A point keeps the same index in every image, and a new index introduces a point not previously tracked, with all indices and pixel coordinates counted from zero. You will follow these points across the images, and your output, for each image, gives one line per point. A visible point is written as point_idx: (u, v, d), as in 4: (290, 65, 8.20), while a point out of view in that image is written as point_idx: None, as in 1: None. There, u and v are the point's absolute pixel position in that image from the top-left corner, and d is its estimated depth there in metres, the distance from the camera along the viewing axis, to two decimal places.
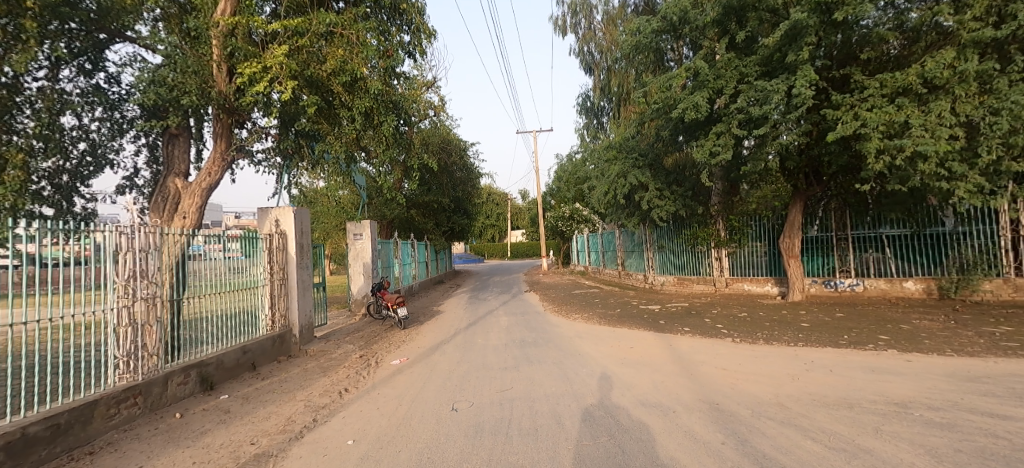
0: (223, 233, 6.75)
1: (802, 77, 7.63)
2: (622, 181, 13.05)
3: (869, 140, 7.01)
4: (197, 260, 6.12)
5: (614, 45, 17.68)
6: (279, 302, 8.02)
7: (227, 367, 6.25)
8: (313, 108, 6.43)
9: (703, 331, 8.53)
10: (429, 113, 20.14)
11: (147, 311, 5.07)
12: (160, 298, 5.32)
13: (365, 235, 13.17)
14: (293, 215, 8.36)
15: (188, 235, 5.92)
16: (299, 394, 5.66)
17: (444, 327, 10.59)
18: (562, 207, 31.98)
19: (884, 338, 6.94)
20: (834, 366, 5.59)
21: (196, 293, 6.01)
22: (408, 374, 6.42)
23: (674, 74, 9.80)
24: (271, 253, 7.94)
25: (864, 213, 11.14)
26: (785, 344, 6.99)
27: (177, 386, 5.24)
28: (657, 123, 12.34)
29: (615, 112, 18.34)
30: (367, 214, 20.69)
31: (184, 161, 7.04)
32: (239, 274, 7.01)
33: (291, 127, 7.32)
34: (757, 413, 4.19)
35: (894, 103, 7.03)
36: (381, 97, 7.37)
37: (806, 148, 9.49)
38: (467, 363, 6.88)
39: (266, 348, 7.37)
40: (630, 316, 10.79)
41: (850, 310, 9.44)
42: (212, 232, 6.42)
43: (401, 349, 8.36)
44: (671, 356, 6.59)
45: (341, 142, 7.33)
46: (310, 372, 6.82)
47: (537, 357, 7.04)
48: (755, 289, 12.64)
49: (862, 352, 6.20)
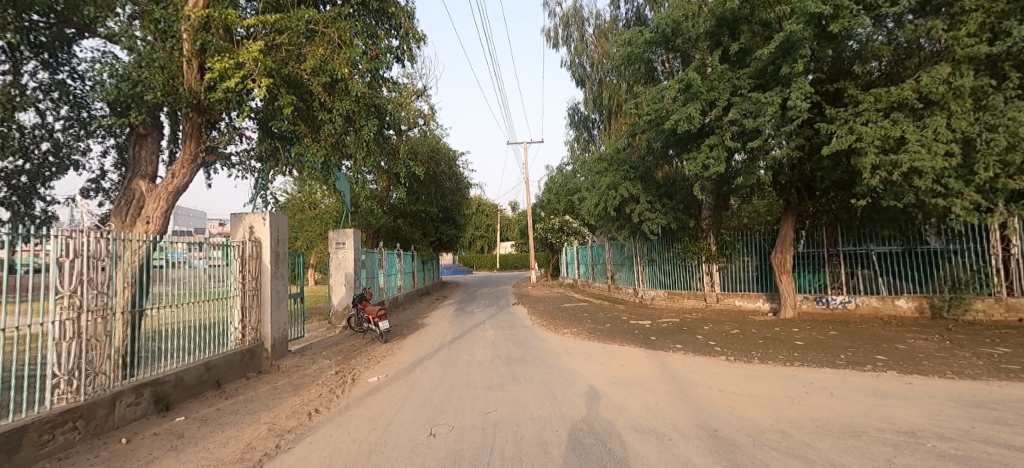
0: (207, 240, 6.62)
1: (797, 89, 7.47)
2: (613, 193, 12.89)
3: (865, 155, 6.93)
4: (162, 267, 5.76)
5: (606, 58, 17.69)
6: (251, 313, 7.53)
7: (186, 385, 5.73)
8: (290, 109, 6.10)
9: (696, 348, 8.24)
10: (419, 122, 19.90)
11: (95, 324, 4.57)
12: (112, 310, 4.84)
13: (348, 245, 12.72)
14: (269, 222, 7.91)
15: (152, 241, 5.54)
16: (265, 415, 5.20)
17: (427, 342, 10.12)
18: (552, 219, 31.78)
19: (882, 359, 6.70)
20: (834, 388, 5.32)
21: (157, 303, 5.58)
22: (385, 394, 5.98)
23: (667, 86, 9.69)
24: (244, 261, 7.47)
25: (855, 229, 11.07)
26: (782, 363, 6.73)
27: (127, 407, 4.74)
28: (648, 135, 12.24)
29: (606, 124, 18.29)
30: (353, 222, 20.22)
31: (151, 163, 6.62)
32: (209, 284, 6.62)
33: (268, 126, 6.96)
34: (758, 442, 3.88)
35: (889, 118, 6.93)
36: (365, 99, 7.03)
37: (798, 163, 9.40)
38: (449, 381, 6.47)
39: (233, 364, 6.87)
40: (620, 331, 10.46)
41: (843, 328, 9.27)
42: (194, 240, 6.34)
43: (380, 365, 7.90)
44: (664, 375, 6.27)
45: (320, 145, 6.97)
46: (279, 390, 6.34)
47: (524, 375, 6.66)
48: (747, 305, 12.42)
49: (861, 374, 5.95)
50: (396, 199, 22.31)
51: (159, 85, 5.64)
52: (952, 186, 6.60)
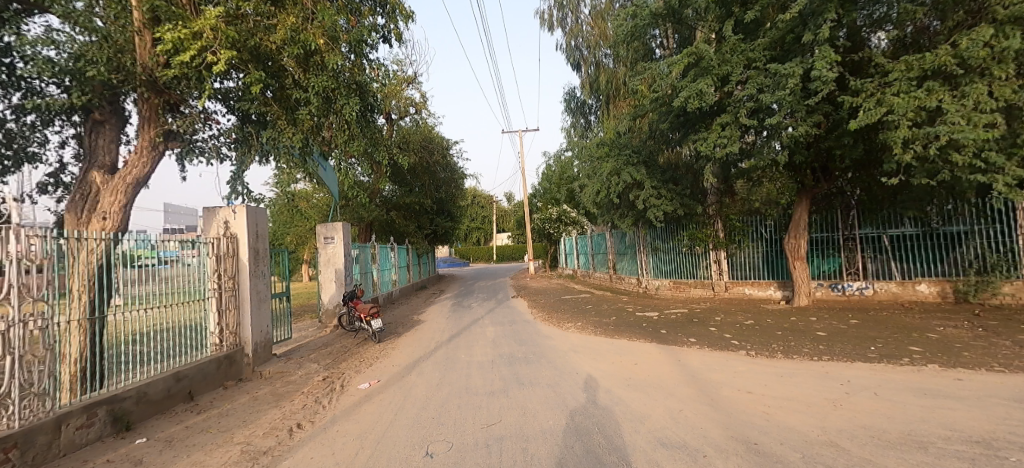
0: (201, 240, 6.46)
1: (822, 58, 6.77)
2: (616, 179, 12.27)
3: (898, 129, 6.36)
4: (144, 266, 5.43)
5: (604, 39, 16.94)
6: (228, 316, 6.85)
7: (152, 400, 5.05)
8: (257, 84, 5.41)
9: (711, 342, 7.68)
10: (410, 111, 19.16)
11: (33, 340, 3.84)
12: (58, 321, 4.15)
13: (337, 239, 12.05)
14: (244, 215, 7.20)
15: (132, 239, 5.14)
16: (239, 434, 4.59)
17: (423, 340, 9.53)
18: (549, 209, 31.04)
19: (917, 350, 6.17)
20: (877, 387, 4.77)
21: (122, 306, 4.98)
22: (376, 404, 5.38)
23: (675, 60, 9.03)
24: (219, 260, 6.79)
25: (876, 211, 10.57)
26: (809, 357, 6.21)
27: (76, 432, 4.07)
28: (651, 117, 11.63)
29: (604, 108, 17.64)
30: (343, 216, 19.54)
31: (109, 152, 5.95)
32: (182, 285, 6.01)
33: (232, 105, 6.21)
34: (810, 458, 3.31)
35: (923, 87, 6.33)
36: (341, 74, 6.36)
37: (815, 141, 8.83)
38: (448, 387, 5.87)
39: (209, 373, 6.18)
40: (627, 325, 9.91)
41: (864, 316, 8.77)
42: (187, 239, 6.14)
43: (372, 369, 7.29)
44: (683, 374, 5.71)
45: (295, 129, 6.25)
46: (259, 402, 5.72)
47: (529, 378, 6.07)
48: (757, 293, 11.93)
49: (900, 369, 5.40)
50: (389, 191, 21.64)
51: (104, 60, 5.07)
52: (995, 160, 6.05)
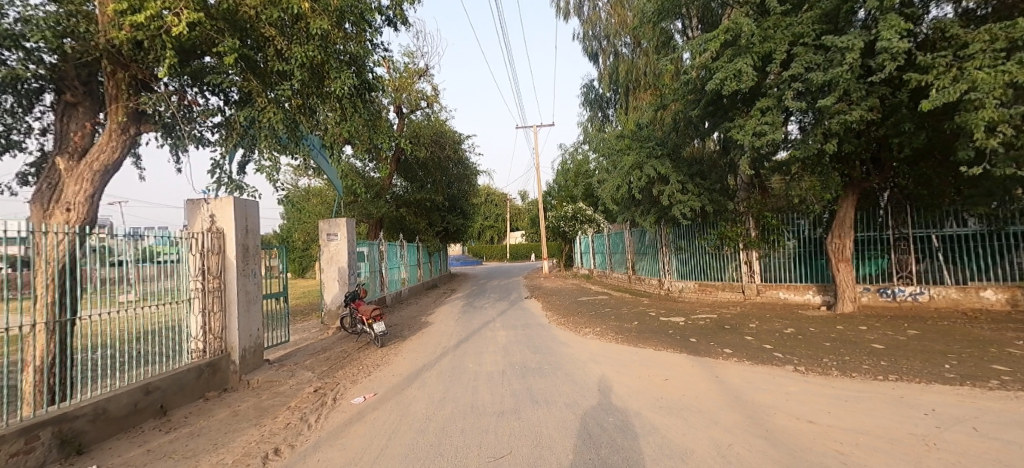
0: (184, 235, 5.89)
1: (890, 27, 5.78)
2: (638, 173, 11.41)
3: (981, 108, 5.35)
4: (143, 265, 5.19)
5: (624, 27, 16.08)
6: (210, 320, 6.21)
7: (112, 417, 4.39)
8: (231, 53, 4.93)
9: (750, 354, 6.80)
10: (421, 104, 18.51)
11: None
12: (15, 325, 3.50)
13: (341, 236, 11.49)
14: (231, 207, 6.57)
15: (154, 234, 5.40)
16: (204, 461, 3.91)
17: (428, 346, 8.83)
18: (565, 206, 30.10)
19: (1005, 370, 5.17)
20: (973, 419, 3.83)
21: (114, 302, 4.63)
22: (368, 425, 4.66)
23: (709, 37, 8.17)
24: (202, 257, 6.18)
25: (935, 208, 9.46)
26: (872, 377, 5.28)
27: (11, 459, 3.34)
28: (680, 104, 10.72)
29: (624, 101, 16.78)
30: (353, 212, 19.06)
31: (81, 136, 5.33)
32: (163, 282, 5.52)
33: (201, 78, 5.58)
34: None
35: (1012, 60, 5.32)
36: (329, 44, 5.80)
37: (867, 129, 7.87)
38: (451, 405, 5.13)
39: (186, 383, 5.55)
40: (651, 331, 9.07)
41: (923, 325, 7.77)
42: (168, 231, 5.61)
43: (371, 379, 6.60)
44: (725, 395, 4.85)
45: (273, 107, 5.64)
46: (238, 418, 5.07)
47: (544, 395, 5.27)
48: (793, 297, 10.94)
49: (991, 395, 4.43)
50: (401, 187, 21.17)
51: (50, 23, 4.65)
52: None
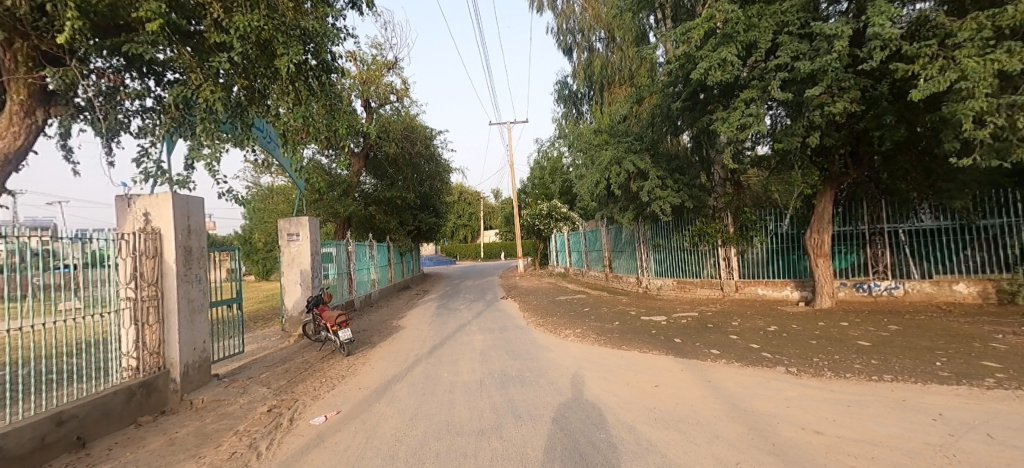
0: (112, 233, 5.08)
1: (878, 12, 5.63)
2: (616, 169, 11.14)
3: (970, 98, 5.23)
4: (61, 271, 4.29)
5: (598, 22, 15.78)
6: (144, 334, 5.41)
7: (9, 458, 3.45)
8: (152, 18, 4.28)
9: (738, 354, 6.53)
10: (390, 98, 17.66)
11: None
12: None
13: (303, 236, 10.65)
14: (170, 205, 5.78)
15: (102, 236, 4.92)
16: None
17: (400, 353, 8.20)
18: (540, 204, 29.76)
19: (997, 367, 5.05)
20: (984, 425, 3.60)
21: (52, 312, 4.06)
22: (328, 451, 4.06)
23: (689, 27, 7.91)
24: (135, 261, 5.37)
25: (908, 203, 9.66)
26: (868, 378, 5.06)
27: None
28: (658, 97, 10.44)
29: (599, 96, 16.51)
30: (318, 210, 18.02)
31: None
32: (93, 290, 4.76)
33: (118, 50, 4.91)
34: None
35: (1001, 48, 5.27)
36: (277, 15, 5.20)
37: (847, 122, 7.83)
38: (424, 423, 4.59)
39: (111, 408, 4.72)
40: (634, 332, 8.74)
41: (902, 320, 7.75)
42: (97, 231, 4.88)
43: (334, 394, 5.94)
44: (721, 404, 4.51)
45: (214, 89, 5.00)
46: (174, 448, 4.35)
47: (528, 409, 4.80)
48: (772, 293, 10.90)
49: (992, 395, 4.25)
50: (369, 186, 20.27)
51: None
52: None
